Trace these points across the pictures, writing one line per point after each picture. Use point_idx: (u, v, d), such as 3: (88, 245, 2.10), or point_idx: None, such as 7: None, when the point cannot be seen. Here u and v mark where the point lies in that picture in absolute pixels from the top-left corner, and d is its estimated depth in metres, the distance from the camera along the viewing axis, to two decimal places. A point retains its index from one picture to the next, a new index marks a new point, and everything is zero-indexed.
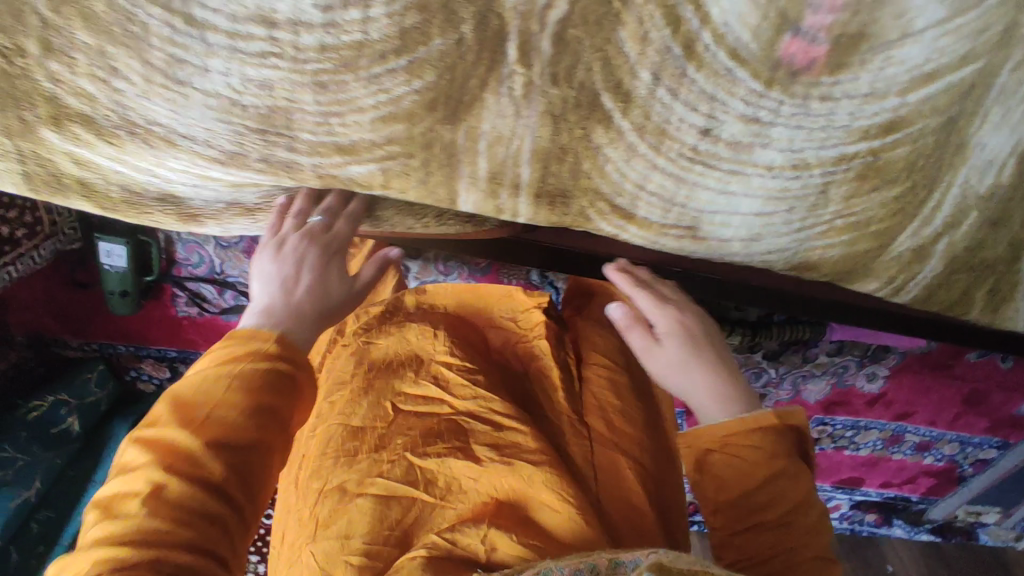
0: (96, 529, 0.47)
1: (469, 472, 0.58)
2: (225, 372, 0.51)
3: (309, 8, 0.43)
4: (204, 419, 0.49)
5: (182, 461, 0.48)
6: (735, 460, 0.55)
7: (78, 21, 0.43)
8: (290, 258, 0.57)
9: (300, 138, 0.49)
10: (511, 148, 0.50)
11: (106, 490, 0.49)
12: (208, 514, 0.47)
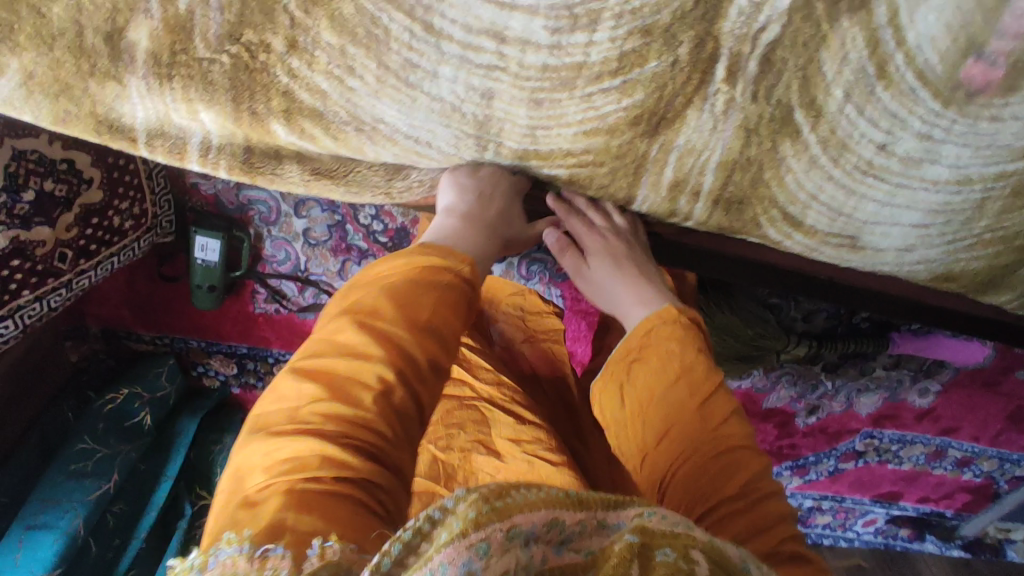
0: (315, 407, 0.45)
1: (491, 465, 0.74)
2: (434, 279, 0.50)
3: (539, 30, 0.45)
4: (424, 325, 0.49)
5: (409, 365, 0.47)
6: (655, 365, 0.58)
7: (325, 22, 0.45)
8: (486, 180, 0.56)
9: (506, 145, 0.53)
10: (700, 159, 0.53)
11: (320, 366, 0.47)
12: (406, 433, 0.46)
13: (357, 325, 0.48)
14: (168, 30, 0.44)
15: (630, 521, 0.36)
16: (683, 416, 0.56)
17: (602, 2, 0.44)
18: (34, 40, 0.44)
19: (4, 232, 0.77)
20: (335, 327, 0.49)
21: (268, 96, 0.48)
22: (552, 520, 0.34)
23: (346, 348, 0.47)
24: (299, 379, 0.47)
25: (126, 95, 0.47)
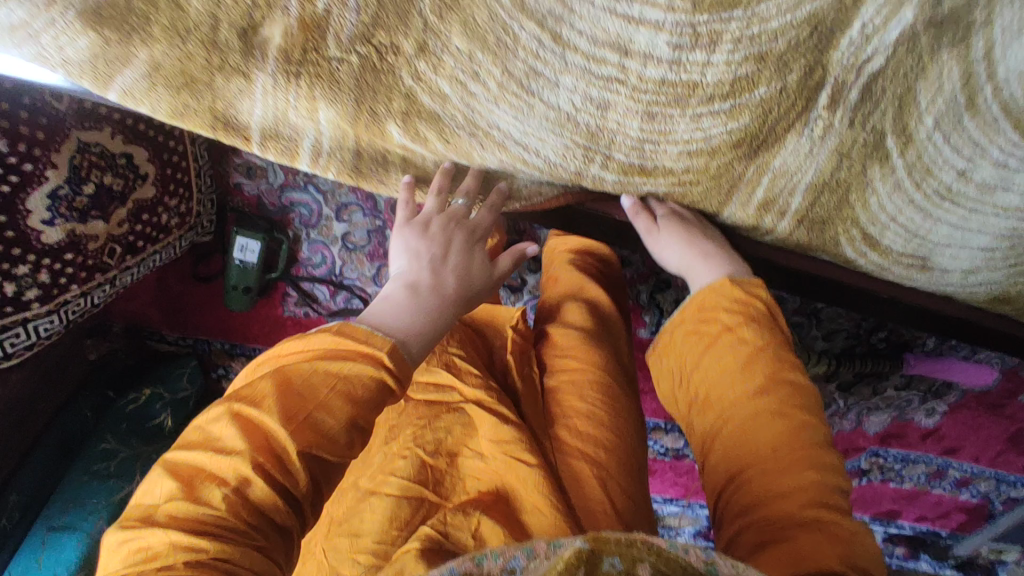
0: (168, 507, 0.45)
1: (477, 467, 0.68)
2: (327, 367, 0.49)
3: (661, 45, 0.47)
4: (304, 417, 0.47)
5: (278, 461, 0.47)
6: (706, 334, 0.59)
7: (456, 28, 0.45)
8: (437, 238, 0.58)
9: (613, 157, 0.54)
10: (791, 180, 0.56)
11: (188, 459, 0.47)
12: (271, 522, 0.46)
13: (234, 418, 0.48)
14: (303, 29, 0.44)
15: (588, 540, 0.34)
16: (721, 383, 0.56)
17: (725, 24, 0.46)
18: (169, 30, 0.44)
19: (62, 226, 0.75)
20: (213, 415, 0.49)
21: (388, 99, 0.48)
22: (478, 556, 0.35)
23: (216, 441, 0.47)
24: (164, 473, 0.47)
25: (249, 89, 0.47)
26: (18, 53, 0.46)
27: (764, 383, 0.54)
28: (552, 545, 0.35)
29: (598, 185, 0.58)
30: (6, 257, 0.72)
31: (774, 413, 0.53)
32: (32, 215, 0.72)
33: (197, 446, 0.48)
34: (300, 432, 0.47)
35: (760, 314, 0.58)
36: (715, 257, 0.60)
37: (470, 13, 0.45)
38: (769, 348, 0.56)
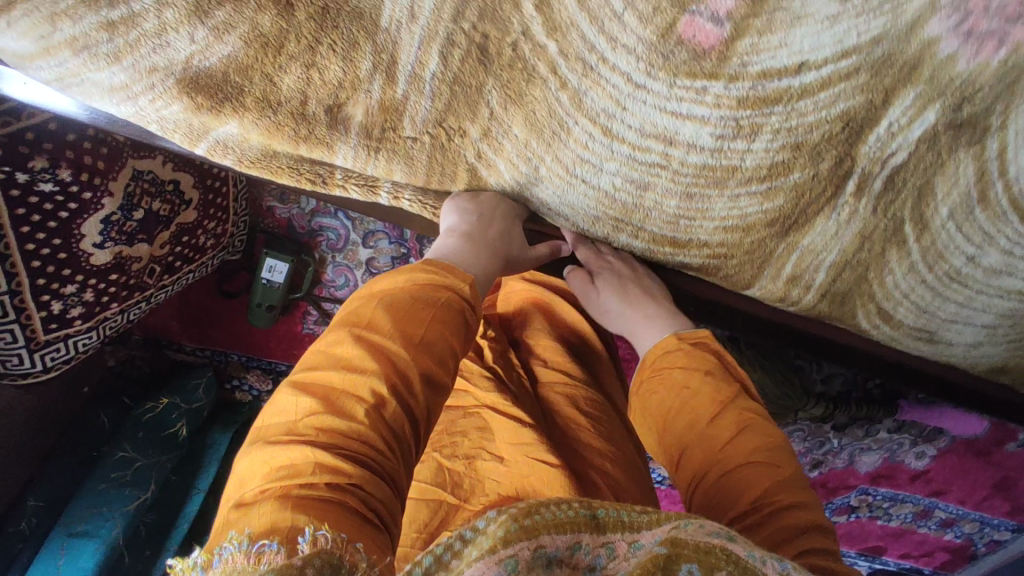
0: (313, 419, 0.41)
1: (497, 471, 0.63)
2: (431, 297, 0.48)
3: (705, 135, 0.52)
4: (418, 339, 0.46)
5: (401, 380, 0.44)
6: (665, 391, 0.56)
7: (518, 118, 0.51)
8: (486, 204, 0.55)
9: (645, 229, 0.58)
10: (818, 259, 0.59)
11: (318, 378, 0.43)
12: (404, 448, 0.42)
13: (355, 338, 0.45)
14: (382, 110, 0.50)
15: (666, 534, 0.36)
16: (668, 401, 0.55)
17: (765, 118, 0.51)
18: (259, 101, 0.48)
19: (111, 249, 0.78)
20: (332, 339, 0.45)
21: (456, 175, 0.55)
22: (575, 543, 0.35)
23: (342, 361, 0.43)
24: (297, 390, 0.43)
25: (331, 157, 0.53)
26: (112, 108, 0.49)
27: (731, 433, 0.51)
28: (633, 547, 0.36)
29: (628, 249, 0.62)
30: (53, 275, 0.75)
31: (752, 458, 0.50)
32: (85, 237, 0.75)
33: (326, 367, 0.43)
34: (419, 357, 0.45)
35: (714, 362, 0.56)
36: (657, 314, 0.62)
37: (531, 108, 0.50)
38: (730, 392, 0.54)
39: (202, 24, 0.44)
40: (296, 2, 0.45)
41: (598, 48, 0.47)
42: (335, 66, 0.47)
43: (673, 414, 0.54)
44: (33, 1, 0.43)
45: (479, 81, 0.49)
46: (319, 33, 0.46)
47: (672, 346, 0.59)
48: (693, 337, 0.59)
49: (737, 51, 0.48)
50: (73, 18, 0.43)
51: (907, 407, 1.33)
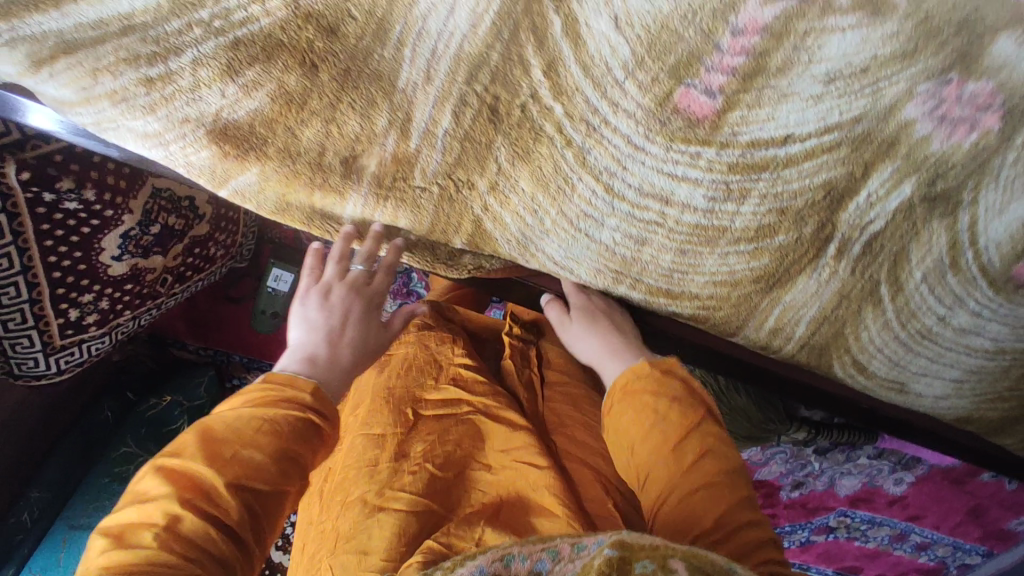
0: (105, 558, 0.48)
1: (484, 481, 0.70)
2: (262, 412, 0.53)
3: (699, 197, 0.55)
4: (229, 457, 0.51)
5: (206, 499, 0.50)
6: (633, 412, 0.59)
7: (525, 173, 0.54)
8: (335, 310, 0.60)
9: (642, 282, 0.61)
10: (798, 313, 0.63)
11: (123, 518, 0.50)
12: (215, 553, 0.49)
13: (158, 468, 0.51)
14: (395, 162, 0.53)
15: (609, 538, 0.43)
16: (636, 419, 0.58)
17: (754, 183, 0.55)
18: (282, 151, 0.51)
19: (128, 261, 0.82)
20: (145, 471, 0.53)
21: (460, 223, 0.57)
22: (507, 556, 0.43)
23: (144, 493, 0.51)
24: (100, 534, 0.51)
25: (342, 204, 0.56)
26: (143, 151, 0.52)
27: (696, 457, 0.55)
28: (575, 548, 0.43)
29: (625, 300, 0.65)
30: (72, 286, 0.78)
31: (712, 482, 0.54)
32: (105, 251, 0.78)
33: (133, 500, 0.51)
34: (228, 468, 0.51)
35: (679, 389, 0.59)
36: (622, 347, 0.64)
37: (537, 164, 0.53)
38: (694, 416, 0.57)
39: (232, 82, 0.48)
40: (320, 64, 0.48)
41: (600, 110, 0.51)
42: (354, 122, 0.50)
43: (643, 431, 0.57)
44: (77, 57, 0.46)
45: (489, 138, 0.52)
46: (340, 94, 0.49)
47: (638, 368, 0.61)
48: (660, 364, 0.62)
49: (729, 121, 0.52)
50: (114, 73, 0.47)
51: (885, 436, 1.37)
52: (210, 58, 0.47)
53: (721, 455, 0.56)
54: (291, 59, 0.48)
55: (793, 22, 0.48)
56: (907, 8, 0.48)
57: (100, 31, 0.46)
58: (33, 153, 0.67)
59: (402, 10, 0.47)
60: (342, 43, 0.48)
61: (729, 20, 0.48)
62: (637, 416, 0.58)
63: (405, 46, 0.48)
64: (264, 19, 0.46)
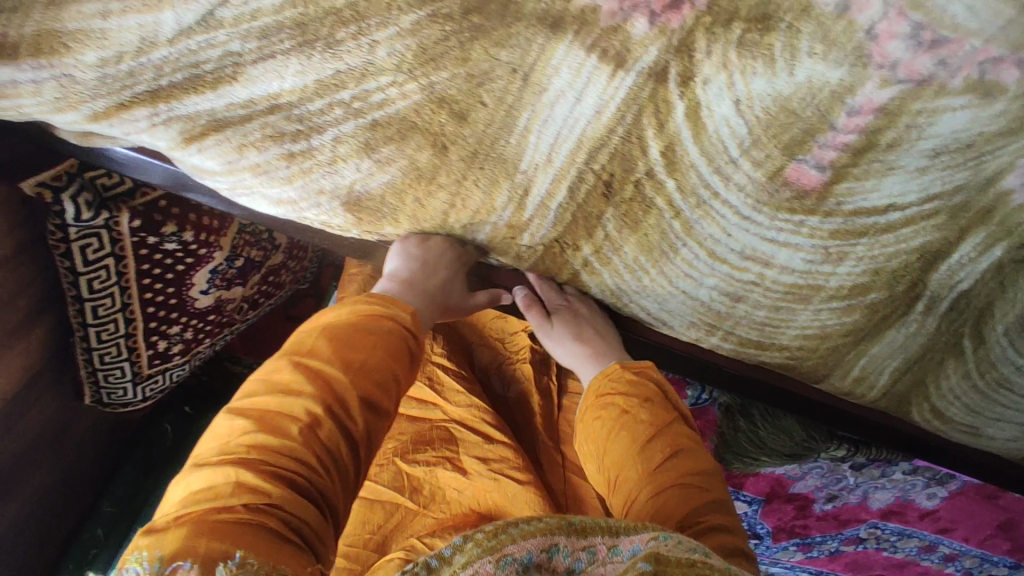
0: (243, 438, 0.47)
1: (456, 481, 0.83)
2: (369, 325, 0.54)
3: (798, 260, 0.58)
4: (357, 365, 0.51)
5: (337, 406, 0.49)
6: (605, 415, 0.62)
7: (631, 240, 0.57)
8: (433, 252, 0.58)
9: (734, 333, 0.64)
10: (882, 362, 0.66)
11: (256, 404, 0.49)
12: (338, 467, 0.48)
13: (295, 365, 0.51)
14: (509, 227, 0.57)
15: (647, 548, 0.40)
16: (609, 422, 0.61)
17: (853, 248, 0.57)
18: (410, 219, 0.55)
19: (214, 294, 0.84)
20: (271, 367, 0.52)
21: (559, 272, 0.62)
22: (550, 546, 0.40)
23: (276, 386, 0.50)
24: (233, 416, 0.49)
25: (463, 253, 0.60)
26: (272, 212, 0.55)
27: (665, 455, 0.58)
28: (613, 551, 0.41)
29: (714, 350, 0.67)
30: (163, 319, 0.81)
31: (685, 479, 0.56)
32: (195, 288, 0.81)
33: (269, 390, 0.50)
34: (357, 377, 0.50)
35: (654, 391, 0.63)
36: (605, 353, 0.65)
37: (645, 234, 0.57)
38: (674, 417, 0.61)
39: (368, 158, 0.51)
40: (450, 145, 0.51)
41: (712, 186, 0.54)
42: (478, 197, 0.54)
43: (615, 431, 0.60)
44: (225, 133, 0.49)
45: (599, 211, 0.55)
46: (466, 171, 0.52)
47: (608, 371, 0.64)
48: (638, 366, 0.65)
49: (835, 192, 0.54)
50: (259, 148, 0.50)
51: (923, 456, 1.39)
52: (349, 137, 0.50)
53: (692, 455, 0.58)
54: (423, 139, 0.50)
55: (906, 103, 0.50)
56: (1017, 89, 0.48)
57: (247, 110, 0.48)
58: (141, 200, 0.70)
59: (531, 98, 0.50)
60: (469, 127, 0.50)
61: (847, 101, 0.50)
62: (609, 417, 0.62)
63: (529, 131, 0.51)
64: (401, 102, 0.49)
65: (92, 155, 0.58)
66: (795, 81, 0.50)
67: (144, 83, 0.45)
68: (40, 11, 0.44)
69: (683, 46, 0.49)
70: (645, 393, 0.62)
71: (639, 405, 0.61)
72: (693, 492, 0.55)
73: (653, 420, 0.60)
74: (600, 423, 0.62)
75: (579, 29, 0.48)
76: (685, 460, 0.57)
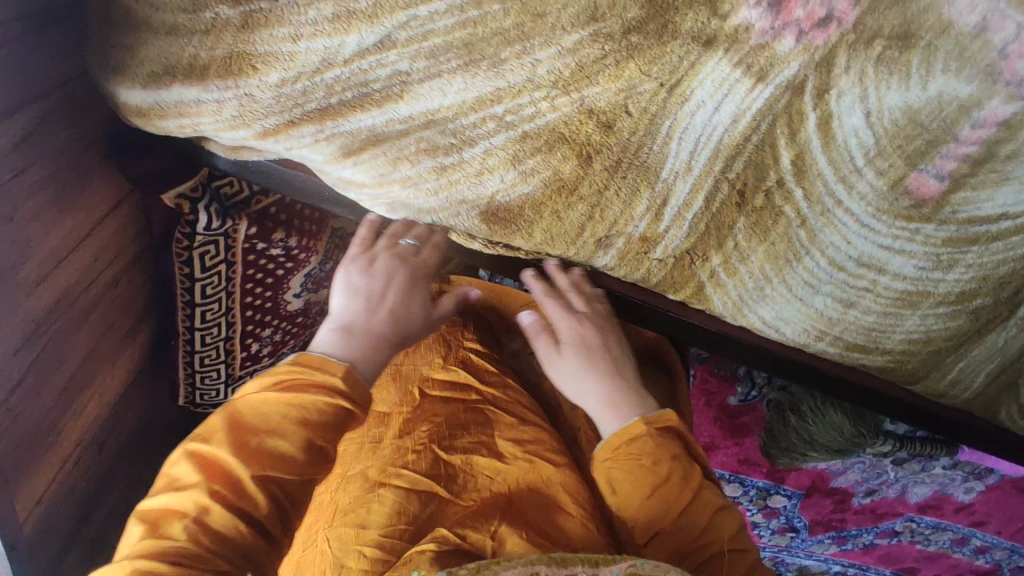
0: (142, 540, 0.54)
1: (491, 467, 0.71)
2: (293, 406, 0.58)
3: (910, 267, 0.60)
4: (258, 449, 0.56)
5: (231, 493, 0.55)
6: (631, 471, 0.63)
7: (760, 250, 0.60)
8: (379, 273, 0.67)
9: (842, 337, 0.67)
10: (979, 364, 0.68)
11: (155, 504, 0.56)
12: (240, 547, 0.54)
13: (188, 456, 0.57)
14: (642, 240, 0.60)
15: (619, 573, 0.50)
16: (631, 478, 0.63)
17: (964, 255, 0.59)
18: (545, 232, 0.59)
19: (304, 297, 0.84)
20: (174, 457, 0.58)
21: (684, 286, 0.64)
22: (530, 572, 0.50)
23: (175, 481, 0.56)
24: (136, 519, 0.56)
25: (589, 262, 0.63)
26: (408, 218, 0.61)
27: (690, 507, 0.63)
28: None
29: (818, 355, 0.70)
30: (258, 322, 0.82)
31: (702, 539, 0.63)
32: (292, 292, 0.81)
33: (166, 487, 0.56)
34: (256, 461, 0.56)
35: (678, 447, 0.64)
36: (618, 399, 0.67)
37: (773, 246, 0.60)
38: (696, 479, 0.64)
39: (513, 169, 0.55)
40: (595, 155, 0.54)
41: (837, 193, 0.56)
42: (618, 207, 0.57)
43: (649, 493, 0.62)
44: (383, 147, 0.55)
45: (731, 219, 0.58)
46: (607, 181, 0.55)
47: (647, 432, 0.64)
48: (660, 420, 0.66)
49: (951, 201, 0.56)
50: (413, 161, 0.55)
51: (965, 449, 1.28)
52: (499, 149, 0.54)
53: (710, 503, 0.64)
54: (569, 151, 0.54)
55: None
56: None
57: (405, 125, 0.54)
58: (256, 208, 0.74)
59: (674, 107, 0.52)
60: (615, 136, 0.53)
61: (972, 115, 0.51)
62: (642, 478, 0.62)
63: (671, 137, 0.54)
64: (551, 114, 0.52)
65: (243, 171, 0.66)
66: (926, 94, 0.51)
67: (315, 101, 0.53)
68: (233, 34, 0.52)
69: (824, 61, 0.50)
70: (671, 450, 0.64)
71: (666, 466, 0.63)
72: (711, 547, 0.62)
73: (680, 482, 0.63)
74: (630, 481, 0.63)
75: (729, 47, 0.50)
76: (705, 513, 0.63)
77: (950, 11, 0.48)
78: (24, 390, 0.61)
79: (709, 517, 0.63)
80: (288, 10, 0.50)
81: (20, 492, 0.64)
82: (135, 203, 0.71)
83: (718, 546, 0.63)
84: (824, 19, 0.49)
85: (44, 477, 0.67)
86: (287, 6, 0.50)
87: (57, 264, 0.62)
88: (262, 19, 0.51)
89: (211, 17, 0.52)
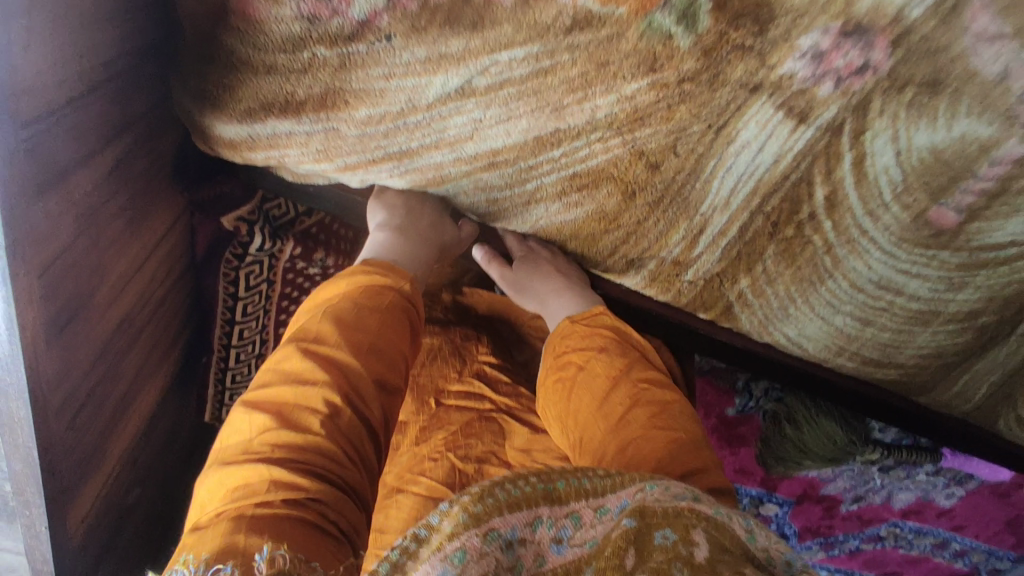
0: (266, 436, 0.50)
1: (501, 475, 0.73)
2: (378, 304, 0.61)
3: (924, 288, 0.64)
4: (369, 347, 0.57)
5: (356, 393, 0.54)
6: (563, 380, 0.68)
7: (787, 275, 0.66)
8: (415, 198, 0.70)
9: (859, 353, 0.72)
10: (981, 377, 0.73)
11: (273, 397, 0.52)
12: (358, 456, 0.52)
13: (306, 353, 0.55)
14: (673, 264, 0.70)
15: (632, 503, 0.45)
16: (558, 385, 0.68)
17: (974, 278, 0.63)
18: (580, 242, 0.72)
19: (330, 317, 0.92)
20: (283, 357, 0.55)
21: (713, 305, 0.72)
22: (535, 518, 0.43)
23: (293, 375, 0.54)
24: (250, 411, 0.52)
25: (619, 278, 0.75)
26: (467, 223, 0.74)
27: (624, 406, 0.62)
28: (597, 513, 0.45)
29: (835, 367, 0.76)
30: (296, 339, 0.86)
31: (647, 428, 0.60)
32: None
33: (283, 382, 0.53)
34: (369, 363, 0.56)
35: (609, 340, 0.69)
36: (565, 290, 0.74)
37: (798, 271, 0.66)
38: (619, 368, 0.66)
39: (559, 201, 0.66)
40: (637, 193, 0.63)
41: (862, 226, 0.61)
42: (660, 228, 0.66)
43: (571, 396, 0.66)
44: (449, 184, 0.67)
45: (763, 247, 0.65)
46: (647, 214, 0.65)
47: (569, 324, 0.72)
48: (588, 315, 0.73)
49: (966, 231, 0.59)
50: (469, 195, 0.68)
51: (947, 457, 1.27)
52: (549, 185, 0.65)
53: (644, 400, 0.63)
54: (615, 186, 0.63)
55: None
56: None
57: (470, 165, 0.63)
58: (299, 228, 0.80)
59: (720, 147, 0.58)
60: (660, 175, 0.61)
61: (990, 155, 0.53)
62: (567, 382, 0.67)
63: (715, 176, 0.60)
64: (603, 155, 0.61)
65: (290, 192, 0.73)
66: (950, 136, 0.53)
67: (399, 144, 0.61)
68: (330, 74, 0.57)
69: (860, 105, 0.54)
70: (597, 350, 0.68)
71: (588, 358, 0.68)
72: (645, 434, 0.59)
73: (600, 376, 0.65)
74: (557, 387, 0.68)
75: (773, 91, 0.54)
76: (638, 408, 0.62)
77: (976, 61, 0.49)
78: (86, 411, 0.61)
79: (649, 408, 0.62)
80: (385, 53, 0.55)
81: (72, 510, 0.63)
82: (185, 228, 0.75)
83: (655, 434, 0.59)
84: (862, 67, 0.51)
85: (90, 492, 0.66)
86: (385, 50, 0.55)
87: (124, 287, 0.63)
88: (359, 61, 0.56)
89: (307, 56, 0.56)
